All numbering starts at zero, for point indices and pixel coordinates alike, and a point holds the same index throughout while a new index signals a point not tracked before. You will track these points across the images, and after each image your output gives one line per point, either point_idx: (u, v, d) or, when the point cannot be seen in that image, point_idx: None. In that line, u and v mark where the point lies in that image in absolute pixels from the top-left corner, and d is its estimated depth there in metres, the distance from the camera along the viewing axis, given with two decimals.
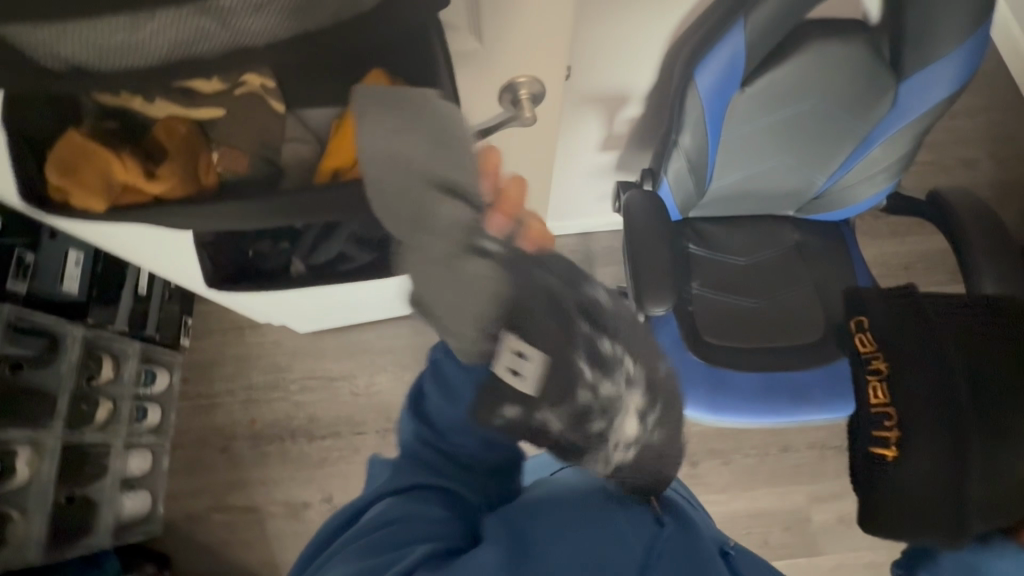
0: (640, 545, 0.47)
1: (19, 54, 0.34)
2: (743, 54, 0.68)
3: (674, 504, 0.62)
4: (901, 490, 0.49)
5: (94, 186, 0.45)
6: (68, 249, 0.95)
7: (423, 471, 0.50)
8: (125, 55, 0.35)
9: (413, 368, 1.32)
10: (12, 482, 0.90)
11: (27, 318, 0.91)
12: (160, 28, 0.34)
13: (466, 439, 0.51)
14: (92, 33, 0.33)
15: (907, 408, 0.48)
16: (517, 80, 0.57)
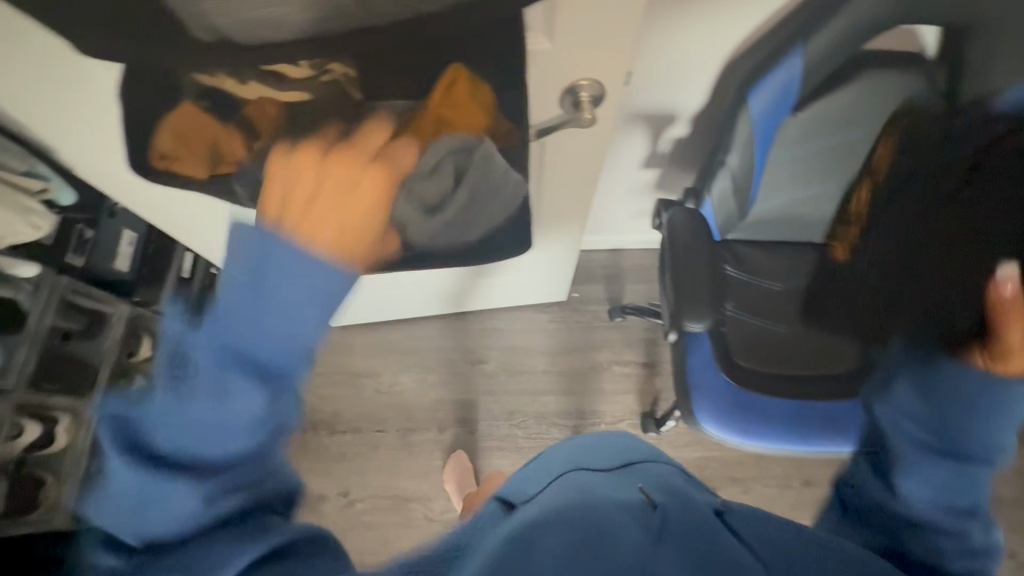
0: (636, 521, 0.45)
1: (173, 25, 0.38)
2: (798, 79, 0.69)
3: (654, 479, 0.58)
4: (860, 285, 0.90)
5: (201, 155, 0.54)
6: (122, 228, 0.99)
7: (175, 516, 0.38)
8: (263, 28, 0.38)
9: (437, 370, 1.33)
10: (51, 448, 0.91)
11: (81, 291, 0.94)
12: (304, 3, 0.37)
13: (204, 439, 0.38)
14: (238, 2, 0.36)
15: (880, 212, 0.84)
16: (580, 83, 0.60)
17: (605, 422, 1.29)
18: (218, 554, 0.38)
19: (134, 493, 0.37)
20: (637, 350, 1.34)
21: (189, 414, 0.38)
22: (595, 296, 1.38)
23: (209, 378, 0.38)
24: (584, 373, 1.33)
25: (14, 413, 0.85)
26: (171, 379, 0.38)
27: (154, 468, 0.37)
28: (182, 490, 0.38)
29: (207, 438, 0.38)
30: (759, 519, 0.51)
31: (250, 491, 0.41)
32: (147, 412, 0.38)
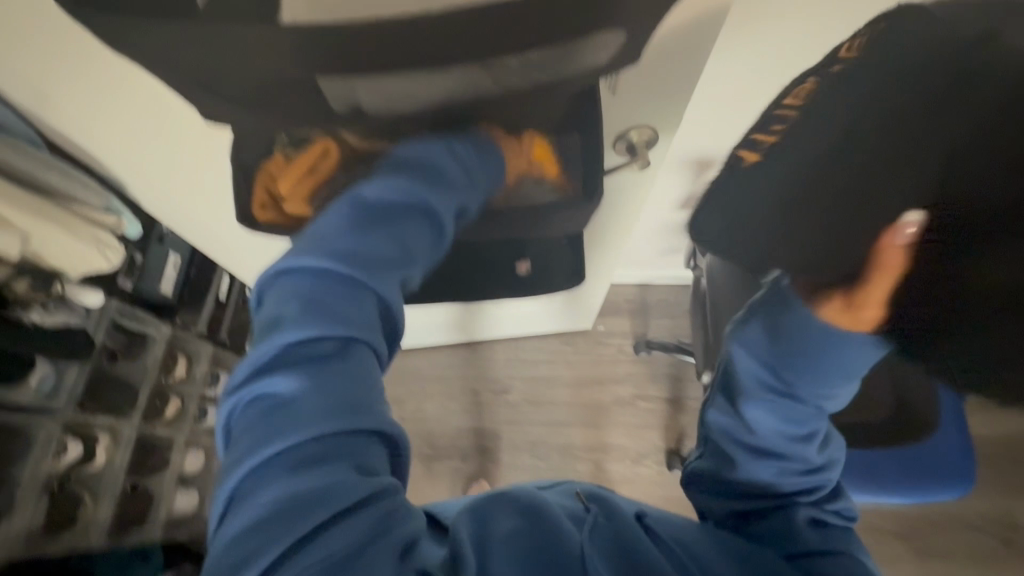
0: (571, 517, 0.51)
1: (321, 96, 0.42)
2: None
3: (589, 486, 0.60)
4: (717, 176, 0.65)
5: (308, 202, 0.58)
6: (169, 253, 1.03)
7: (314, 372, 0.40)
8: (405, 99, 0.44)
9: (462, 398, 1.34)
10: (91, 467, 0.93)
11: (129, 314, 0.99)
12: (448, 78, 0.42)
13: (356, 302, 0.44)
14: (388, 81, 0.41)
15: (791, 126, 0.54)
16: (631, 130, 0.64)
17: (629, 457, 1.29)
18: (365, 358, 0.43)
19: (341, 261, 0.44)
20: (662, 386, 1.34)
21: (404, 217, 0.48)
22: (620, 330, 1.38)
23: (434, 194, 0.50)
24: (607, 407, 1.33)
25: (62, 431, 0.88)
26: (410, 182, 0.49)
27: (373, 241, 0.46)
28: (380, 269, 0.46)
29: (410, 244, 0.48)
30: (669, 520, 0.56)
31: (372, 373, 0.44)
32: (388, 195, 0.48)
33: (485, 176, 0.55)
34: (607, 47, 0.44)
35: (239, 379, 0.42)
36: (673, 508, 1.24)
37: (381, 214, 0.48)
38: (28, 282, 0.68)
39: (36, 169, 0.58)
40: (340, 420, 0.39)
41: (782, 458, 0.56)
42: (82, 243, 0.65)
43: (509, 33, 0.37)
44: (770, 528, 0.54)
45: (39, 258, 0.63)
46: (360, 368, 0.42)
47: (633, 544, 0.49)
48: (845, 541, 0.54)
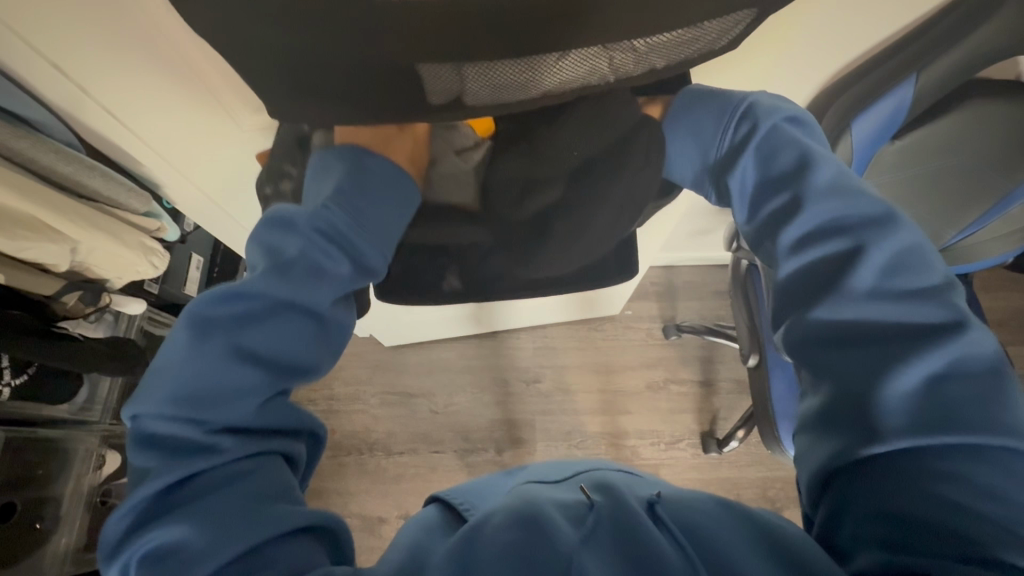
0: (568, 516, 0.44)
1: (421, 91, 0.38)
2: (907, 103, 0.70)
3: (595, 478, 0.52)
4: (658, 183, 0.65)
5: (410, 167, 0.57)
6: (191, 254, 0.96)
7: (193, 517, 0.38)
8: (516, 91, 0.40)
9: (493, 389, 1.32)
10: None
11: (156, 318, 0.95)
12: (565, 70, 0.39)
13: (220, 407, 0.41)
14: (499, 72, 0.37)
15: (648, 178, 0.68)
16: None
17: (664, 442, 1.28)
18: (252, 473, 0.41)
19: (196, 396, 0.41)
20: (693, 368, 1.33)
21: (266, 323, 0.44)
22: (648, 314, 1.37)
23: (302, 289, 0.46)
24: (640, 393, 1.32)
25: (99, 445, 0.86)
26: (262, 279, 0.45)
27: (232, 364, 0.42)
28: (250, 392, 0.43)
29: (287, 344, 0.45)
30: (695, 508, 0.46)
31: (260, 472, 0.41)
32: (232, 307, 0.44)
33: (392, 225, 0.54)
34: (726, 31, 0.40)
35: (113, 545, 0.38)
36: (710, 489, 1.25)
37: (226, 312, 0.44)
38: (78, 294, 0.62)
39: (80, 173, 0.56)
40: (241, 544, 0.37)
41: (830, 258, 0.47)
42: (129, 249, 0.62)
43: (653, 17, 0.35)
44: (827, 419, 0.43)
45: (89, 267, 0.60)
46: (236, 500, 0.39)
47: (638, 534, 0.42)
48: (960, 415, 0.39)
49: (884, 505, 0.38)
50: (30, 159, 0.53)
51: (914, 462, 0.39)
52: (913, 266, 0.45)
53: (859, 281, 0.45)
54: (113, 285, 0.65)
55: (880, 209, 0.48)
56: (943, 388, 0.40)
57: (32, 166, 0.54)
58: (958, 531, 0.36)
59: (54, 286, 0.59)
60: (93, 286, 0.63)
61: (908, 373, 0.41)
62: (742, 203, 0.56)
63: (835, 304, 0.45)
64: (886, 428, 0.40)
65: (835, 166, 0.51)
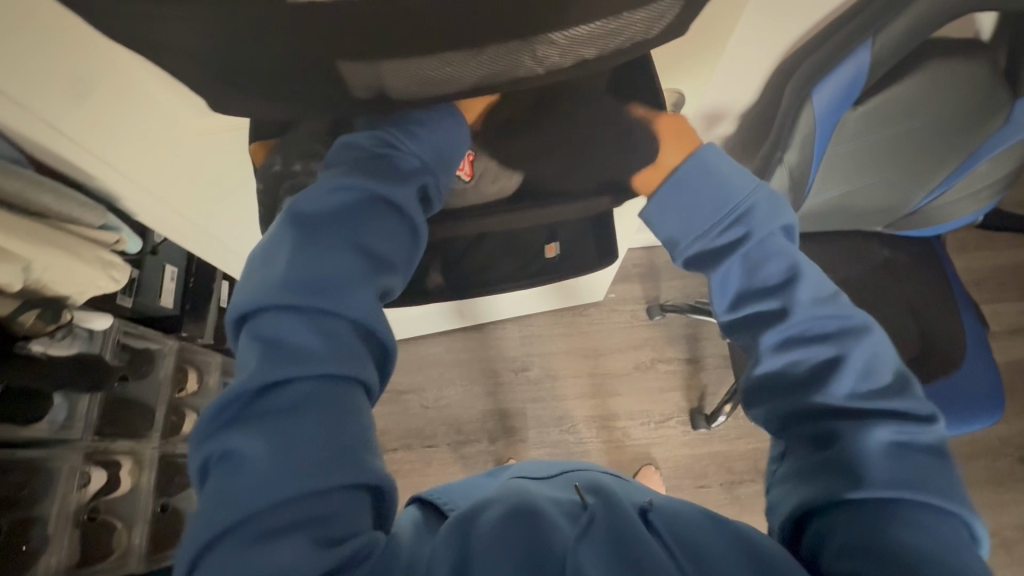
0: (566, 514, 0.45)
1: (340, 87, 0.37)
2: (864, 72, 0.69)
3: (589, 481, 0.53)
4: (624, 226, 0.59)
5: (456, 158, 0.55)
6: (164, 264, 0.95)
7: (279, 424, 0.35)
8: (438, 83, 0.39)
9: (482, 381, 1.32)
10: (116, 492, 0.90)
11: (132, 331, 0.92)
12: (485, 63, 0.38)
13: (314, 313, 0.39)
14: (418, 66, 0.37)
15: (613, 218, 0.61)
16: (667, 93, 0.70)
17: (654, 421, 1.29)
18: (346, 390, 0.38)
19: (306, 283, 0.40)
20: (680, 346, 1.34)
21: (365, 227, 0.43)
22: (632, 295, 1.37)
23: (390, 182, 0.45)
24: (628, 374, 1.33)
25: (84, 460, 0.84)
26: (356, 178, 0.44)
27: (334, 256, 0.41)
28: (340, 297, 0.40)
29: (380, 239, 0.44)
30: (685, 515, 0.46)
31: (347, 394, 0.38)
32: (334, 200, 0.43)
33: (454, 145, 0.48)
34: (656, 20, 0.39)
35: (206, 430, 0.37)
36: (702, 465, 1.26)
37: (323, 212, 0.43)
38: (37, 312, 0.60)
39: (28, 189, 0.55)
40: (314, 475, 0.34)
41: (808, 367, 0.46)
42: (86, 265, 0.61)
43: (567, 8, 0.34)
44: (806, 474, 0.43)
45: (46, 285, 0.59)
46: (335, 411, 0.37)
47: (631, 535, 0.42)
48: (926, 475, 0.40)
49: (852, 538, 0.38)
50: None
51: (883, 512, 0.39)
52: (878, 371, 0.45)
53: (839, 388, 0.44)
54: (75, 301, 0.64)
55: (859, 320, 0.47)
56: (908, 454, 0.41)
57: None
58: None
59: (7, 306, 0.58)
60: (54, 304, 0.61)
61: (882, 428, 0.42)
62: (723, 290, 0.53)
63: (812, 403, 0.45)
64: (867, 477, 0.40)
65: (818, 276, 0.50)
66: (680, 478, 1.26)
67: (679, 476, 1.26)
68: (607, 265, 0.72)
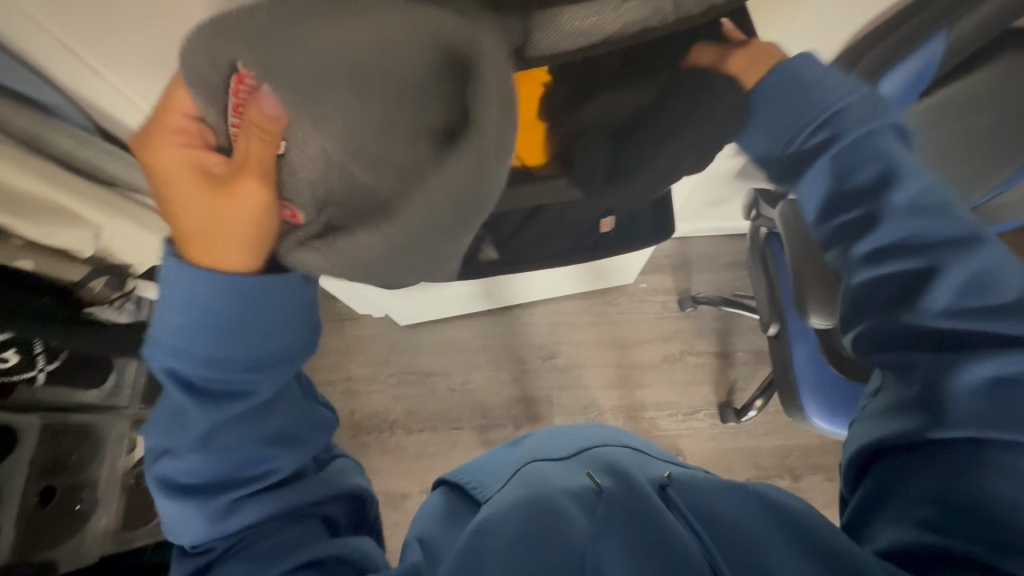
0: (581, 505, 0.50)
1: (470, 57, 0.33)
2: (937, 60, 0.67)
3: (610, 456, 0.57)
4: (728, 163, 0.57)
5: (260, 253, 0.45)
6: None
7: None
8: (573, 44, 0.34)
9: (511, 366, 1.32)
10: None
11: None
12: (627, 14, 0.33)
13: (217, 515, 0.44)
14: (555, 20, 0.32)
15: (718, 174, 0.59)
16: None
17: (681, 413, 1.29)
18: (283, 515, 0.46)
19: (211, 480, 0.45)
20: (710, 340, 1.33)
21: (207, 444, 0.44)
22: (664, 287, 1.36)
23: (199, 404, 0.44)
24: (657, 365, 1.32)
25: (131, 428, 0.88)
26: (172, 414, 0.45)
27: (203, 477, 0.44)
28: (221, 495, 0.44)
29: (244, 443, 0.45)
30: (702, 489, 0.52)
31: (271, 545, 0.44)
32: (176, 437, 0.45)
33: (262, 306, 0.44)
34: None
35: None
36: (728, 459, 1.26)
37: (170, 436, 0.45)
38: (105, 279, 0.63)
39: (100, 159, 0.56)
40: None
41: (902, 280, 0.47)
42: (150, 233, 0.63)
43: None
44: (884, 413, 0.46)
45: (111, 252, 0.62)
46: (283, 537, 0.45)
47: (655, 517, 0.48)
48: (1018, 416, 0.40)
49: (928, 489, 0.40)
50: (52, 151, 0.52)
51: (972, 452, 0.40)
52: (992, 288, 0.44)
53: (938, 299, 0.45)
54: (136, 270, 0.67)
55: (963, 230, 0.47)
56: (1009, 394, 0.41)
57: (64, 157, 0.53)
58: (989, 506, 0.38)
59: (79, 272, 0.60)
60: (118, 272, 0.65)
61: (981, 364, 0.42)
62: (813, 190, 0.54)
63: (908, 318, 0.46)
64: (951, 419, 0.41)
65: (920, 182, 0.49)
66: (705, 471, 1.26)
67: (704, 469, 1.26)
68: (660, 242, 0.71)
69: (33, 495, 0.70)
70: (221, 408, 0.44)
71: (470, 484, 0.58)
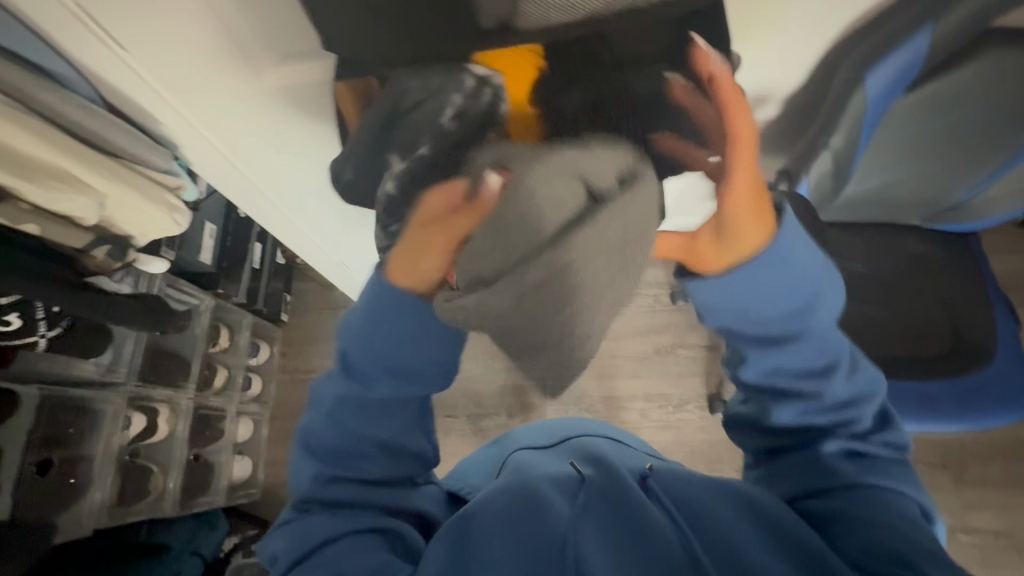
0: (562, 491, 0.62)
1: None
2: (922, 56, 0.68)
3: (583, 450, 0.73)
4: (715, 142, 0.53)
5: (411, 286, 0.52)
6: (203, 222, 0.97)
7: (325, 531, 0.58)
8: None
9: (504, 356, 1.34)
10: (153, 438, 0.93)
11: (174, 285, 0.95)
12: None
13: (331, 492, 0.61)
14: None
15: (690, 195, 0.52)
16: None
17: (672, 404, 1.31)
18: (371, 503, 0.61)
19: (331, 454, 0.61)
20: (702, 333, 1.34)
21: (348, 426, 0.61)
22: (657, 280, 1.37)
23: (363, 386, 0.59)
24: (649, 357, 1.34)
25: (127, 404, 0.88)
26: (338, 391, 0.61)
27: (331, 455, 0.61)
28: (345, 483, 0.61)
29: (366, 458, 0.61)
30: (678, 478, 0.65)
31: (355, 523, 0.59)
32: (328, 421, 0.61)
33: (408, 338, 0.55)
34: None
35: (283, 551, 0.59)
36: (717, 450, 1.28)
37: (327, 403, 0.61)
38: (107, 249, 0.64)
39: (107, 129, 0.57)
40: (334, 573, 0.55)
41: (801, 392, 0.61)
42: (153, 204, 0.63)
43: None
44: (747, 435, 0.68)
45: (115, 223, 0.62)
46: (360, 536, 0.58)
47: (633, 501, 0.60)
48: (868, 472, 0.60)
49: (827, 518, 0.58)
50: (61, 118, 0.54)
51: (853, 490, 0.59)
52: (857, 399, 0.62)
53: (796, 406, 0.61)
54: (138, 242, 0.67)
55: (865, 381, 0.63)
56: (864, 457, 0.62)
57: (70, 126, 0.55)
58: (880, 539, 0.53)
59: (82, 239, 0.60)
60: (120, 242, 0.64)
61: (832, 443, 0.61)
62: (755, 367, 0.60)
63: (787, 407, 0.61)
64: (823, 460, 0.61)
65: (836, 340, 0.60)
66: (693, 461, 1.28)
67: (693, 459, 1.28)
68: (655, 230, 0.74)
69: (26, 467, 0.74)
70: (362, 394, 0.59)
71: (465, 490, 0.74)
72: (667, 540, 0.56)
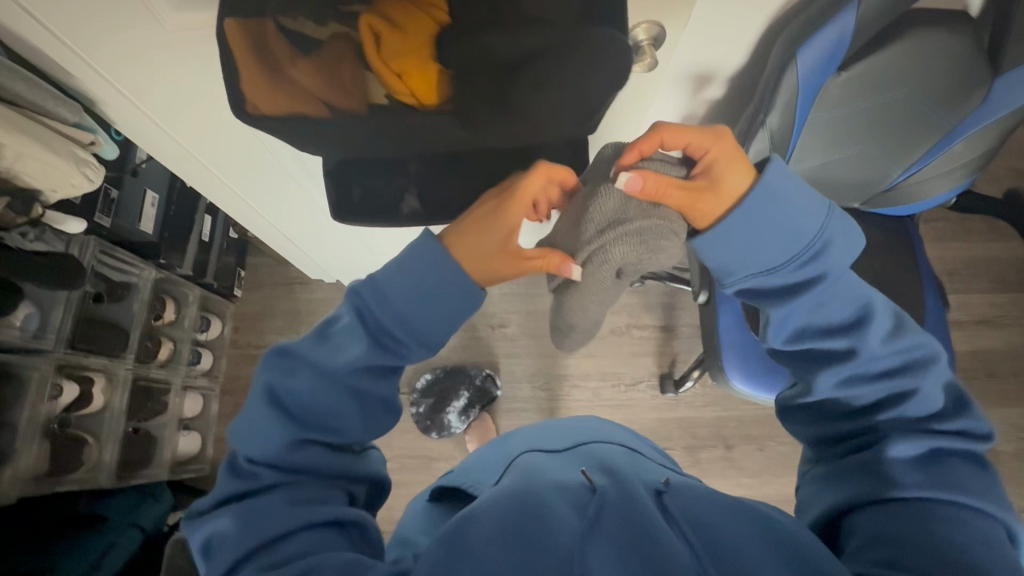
0: (572, 504, 0.55)
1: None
2: (849, 34, 0.69)
3: (598, 459, 0.65)
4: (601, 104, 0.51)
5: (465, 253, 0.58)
6: (145, 189, 0.94)
7: (277, 520, 0.51)
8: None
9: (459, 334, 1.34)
10: (88, 409, 0.93)
11: (109, 253, 0.93)
12: None
13: (292, 465, 0.53)
14: None
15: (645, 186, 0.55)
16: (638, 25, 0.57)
17: (625, 384, 1.33)
18: (327, 487, 0.54)
19: (291, 414, 0.54)
20: (656, 314, 1.36)
21: (320, 392, 0.54)
22: None
23: (373, 350, 0.55)
24: (603, 337, 1.35)
25: (56, 373, 0.87)
26: (335, 352, 0.55)
27: (298, 423, 0.54)
28: (309, 454, 0.54)
29: (342, 420, 0.55)
30: (696, 498, 0.57)
31: (309, 514, 0.51)
32: (300, 381, 0.54)
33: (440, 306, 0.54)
34: None
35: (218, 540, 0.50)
36: (667, 428, 1.31)
37: (304, 375, 0.54)
38: (7, 201, 0.65)
39: (1, 75, 0.57)
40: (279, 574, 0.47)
41: (855, 371, 0.58)
42: (61, 160, 0.64)
43: None
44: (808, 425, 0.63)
45: (18, 176, 0.62)
46: (312, 537, 0.51)
47: (645, 518, 0.52)
48: (947, 480, 0.53)
49: (884, 530, 0.51)
50: None
51: (919, 505, 0.52)
52: (919, 369, 0.57)
53: (839, 377, 0.59)
54: (48, 197, 0.68)
55: (926, 353, 0.58)
56: (933, 459, 0.55)
57: None
58: (931, 553, 0.48)
59: None
60: (24, 196, 0.66)
61: (904, 444, 0.55)
62: (782, 329, 0.60)
63: (830, 374, 0.59)
64: (887, 459, 0.55)
65: (886, 319, 0.58)
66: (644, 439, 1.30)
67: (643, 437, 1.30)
68: None
69: None
70: (377, 354, 0.55)
71: (468, 485, 0.68)
72: (680, 563, 0.48)
